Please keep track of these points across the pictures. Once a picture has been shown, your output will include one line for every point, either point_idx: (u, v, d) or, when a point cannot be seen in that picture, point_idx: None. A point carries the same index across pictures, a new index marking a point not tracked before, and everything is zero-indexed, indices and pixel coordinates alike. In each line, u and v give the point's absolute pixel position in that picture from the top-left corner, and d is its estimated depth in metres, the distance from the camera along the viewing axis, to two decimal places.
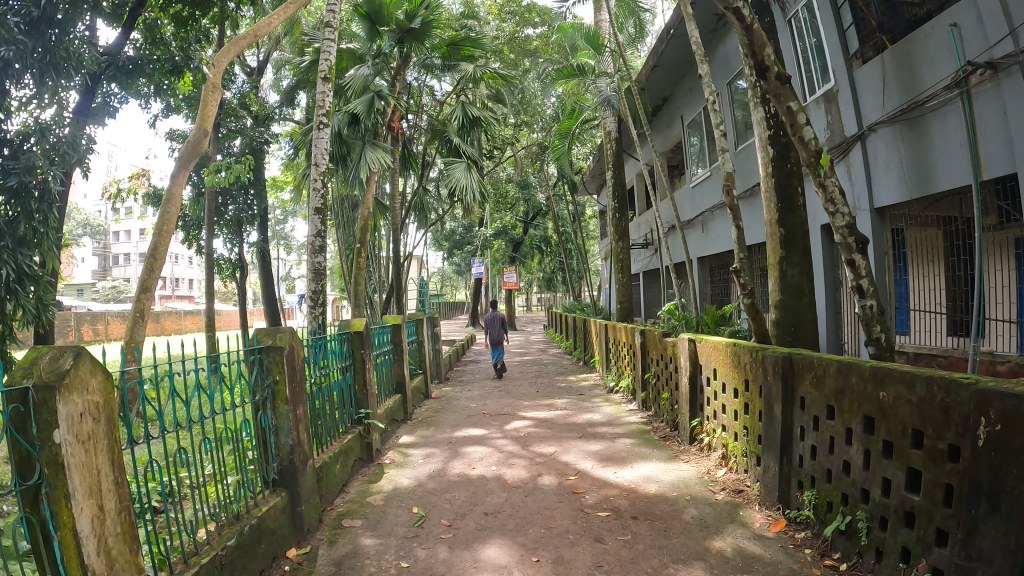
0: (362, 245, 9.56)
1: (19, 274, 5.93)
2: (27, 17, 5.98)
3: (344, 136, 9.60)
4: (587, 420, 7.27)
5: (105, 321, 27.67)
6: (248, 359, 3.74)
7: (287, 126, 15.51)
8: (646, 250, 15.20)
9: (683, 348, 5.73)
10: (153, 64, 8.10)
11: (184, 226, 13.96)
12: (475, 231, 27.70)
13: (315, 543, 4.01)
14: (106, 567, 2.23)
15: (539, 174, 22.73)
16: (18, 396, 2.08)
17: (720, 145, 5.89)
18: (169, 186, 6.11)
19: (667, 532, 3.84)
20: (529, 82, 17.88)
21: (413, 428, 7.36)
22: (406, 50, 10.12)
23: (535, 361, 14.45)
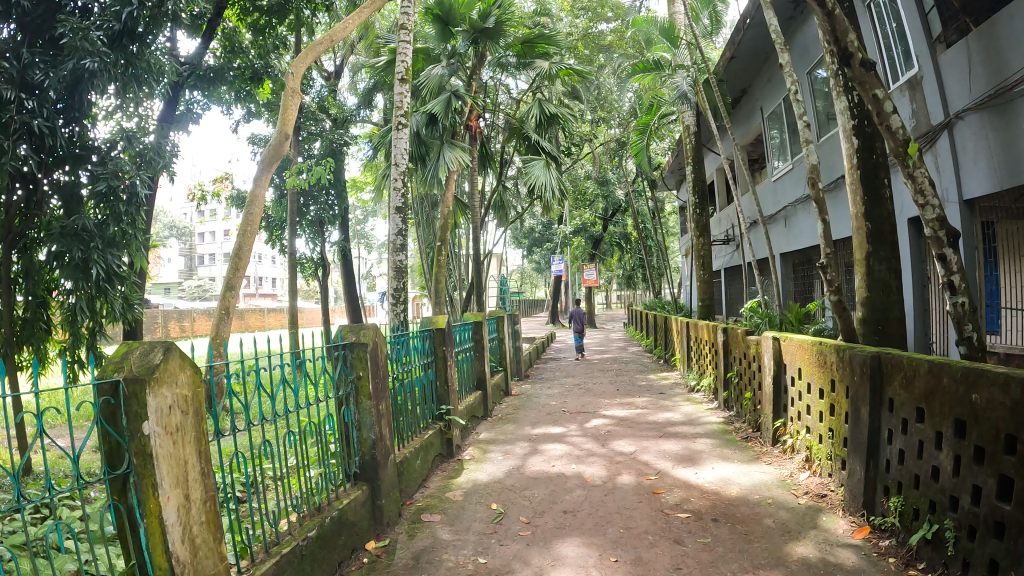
0: (442, 244, 9.68)
1: (108, 274, 6.24)
2: (109, 32, 6.02)
3: (423, 136, 9.83)
4: (666, 418, 7.15)
5: (190, 318, 29.03)
6: (332, 355, 3.86)
7: (366, 128, 15.89)
8: (728, 246, 14.83)
9: (767, 346, 5.56)
10: (234, 71, 8.47)
11: (267, 227, 14.54)
12: (553, 228, 27.65)
13: (394, 536, 4.09)
14: (190, 555, 2.33)
15: (618, 170, 22.47)
16: (109, 389, 2.18)
17: (802, 136, 5.67)
18: (252, 189, 6.34)
19: (748, 535, 3.74)
20: (604, 77, 17.74)
21: (492, 424, 7.41)
22: (481, 49, 10.23)
23: (615, 358, 14.29)
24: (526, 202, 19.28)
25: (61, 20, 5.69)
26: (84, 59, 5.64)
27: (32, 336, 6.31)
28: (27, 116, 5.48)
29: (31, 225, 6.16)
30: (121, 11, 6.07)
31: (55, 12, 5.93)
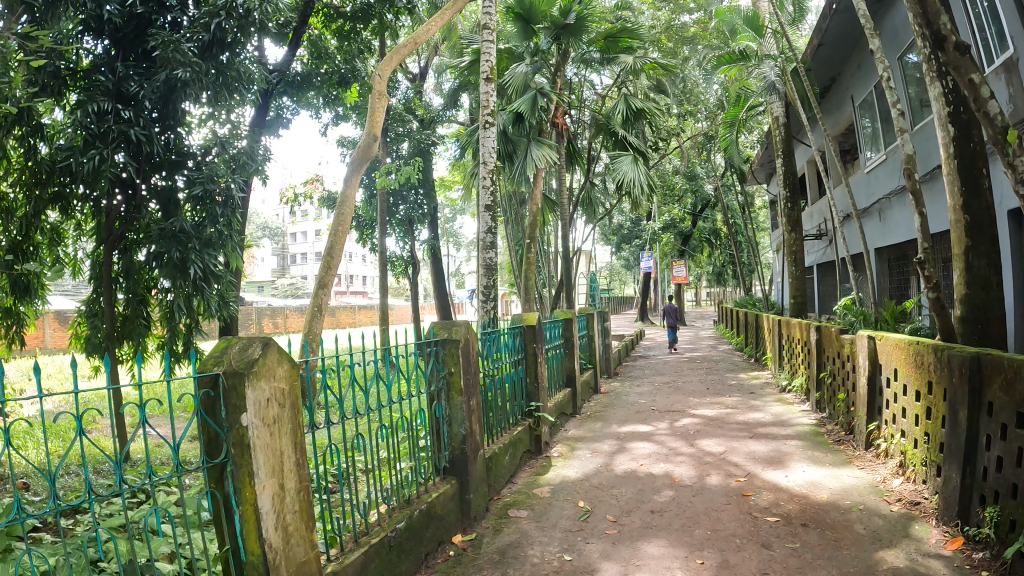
0: (531, 242, 9.70)
1: (205, 273, 6.46)
2: (199, 43, 6.26)
3: (510, 134, 9.91)
4: (756, 419, 6.95)
5: (283, 315, 30.16)
6: (425, 352, 3.96)
7: (452, 128, 16.13)
8: (820, 242, 14.27)
9: (861, 345, 5.30)
10: (321, 77, 8.81)
11: (358, 227, 14.94)
12: (642, 224, 27.27)
13: (481, 530, 4.14)
14: (283, 541, 2.43)
15: (707, 164, 21.98)
16: (210, 382, 2.31)
17: (896, 125, 5.38)
18: (343, 190, 6.54)
19: (838, 542, 3.59)
20: (689, 70, 17.40)
21: (580, 422, 7.39)
22: (564, 46, 10.20)
23: (705, 357, 13.97)
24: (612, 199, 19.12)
25: (154, 34, 5.99)
26: (177, 69, 5.91)
27: (133, 331, 6.81)
28: (124, 126, 5.78)
29: (132, 227, 6.49)
30: (211, 22, 6.31)
31: (146, 26, 6.23)
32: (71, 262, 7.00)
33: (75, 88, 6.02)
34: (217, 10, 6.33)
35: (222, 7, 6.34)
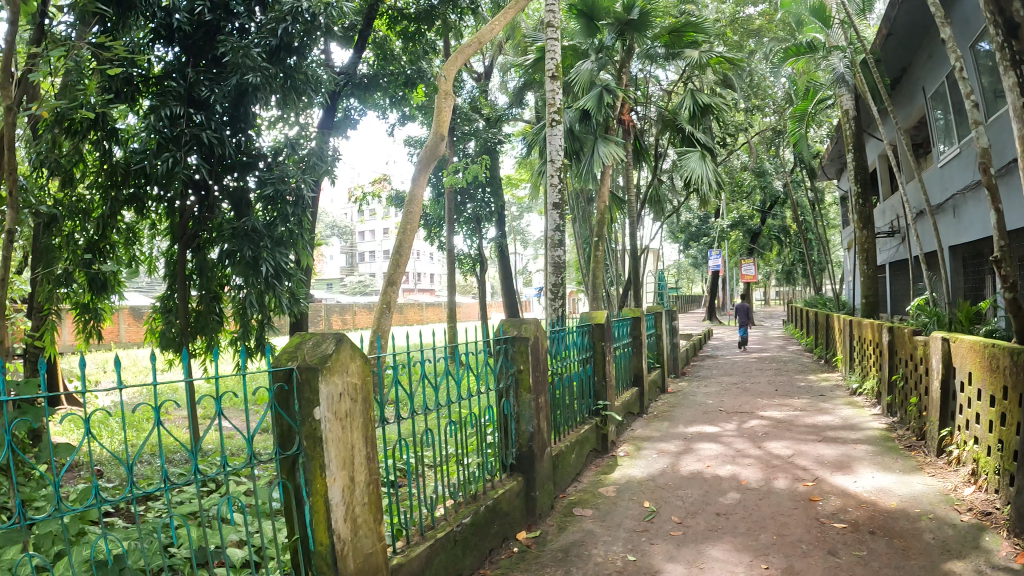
0: (598, 240, 9.62)
1: (276, 270, 6.64)
2: (267, 47, 6.43)
3: (576, 132, 9.88)
4: (825, 421, 6.74)
5: (351, 312, 30.82)
6: (495, 348, 3.97)
7: (516, 127, 16.17)
8: (893, 239, 13.73)
9: (935, 347, 5.06)
10: (387, 78, 8.79)
11: (426, 225, 15.11)
12: (710, 222, 26.78)
13: (545, 528, 4.14)
14: (351, 533, 2.49)
15: (777, 159, 21.37)
16: (284, 376, 2.38)
17: (970, 117, 5.12)
18: (411, 189, 6.64)
19: (906, 552, 3.46)
20: (756, 63, 16.98)
21: (646, 421, 7.30)
22: (629, 42, 10.12)
23: (774, 357, 13.63)
24: (680, 196, 18.81)
25: (223, 41, 6.21)
26: (248, 74, 6.11)
27: (205, 327, 7.03)
28: (196, 129, 6.04)
29: (205, 227, 6.70)
30: (277, 28, 6.47)
31: (214, 34, 6.46)
32: (147, 260, 7.27)
33: (148, 94, 6.22)
34: (284, 15, 6.48)
35: (288, 13, 6.48)
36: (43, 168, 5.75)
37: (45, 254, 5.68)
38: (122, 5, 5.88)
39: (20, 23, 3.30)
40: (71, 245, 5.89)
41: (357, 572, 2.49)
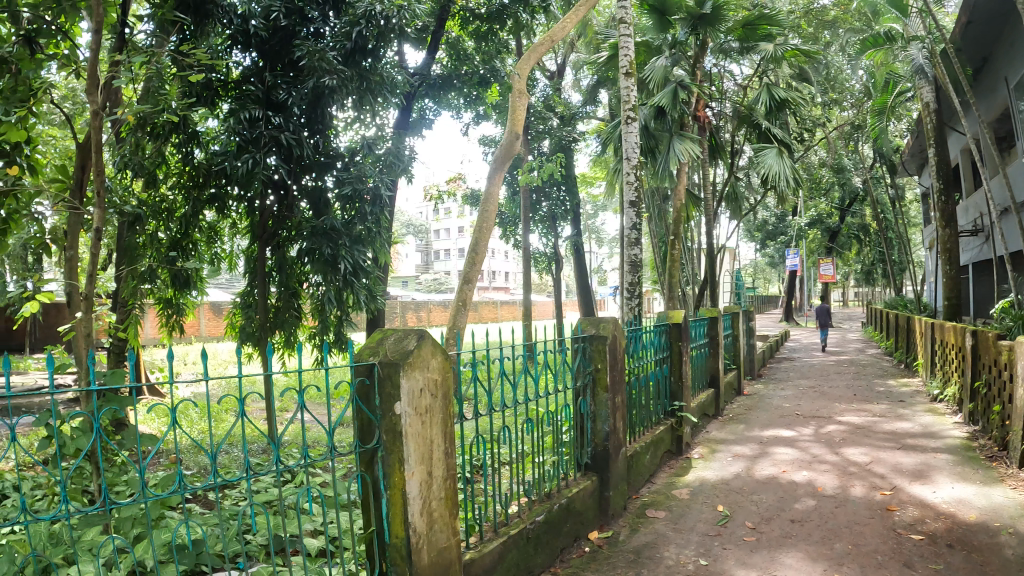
0: (675, 238, 9.83)
1: (354, 267, 6.70)
2: (342, 50, 6.47)
3: (651, 129, 10.05)
4: (904, 428, 6.60)
5: (426, 309, 31.25)
6: (573, 347, 4.08)
7: (591, 125, 16.19)
8: (978, 238, 13.31)
9: (1021, 354, 4.87)
10: (461, 78, 8.93)
11: (501, 224, 15.20)
12: (789, 221, 26.21)
13: (617, 528, 4.22)
14: (427, 526, 2.54)
15: (857, 156, 20.86)
16: (365, 370, 2.48)
17: None
18: (487, 187, 6.68)
19: (983, 567, 3.41)
20: (833, 56, 16.52)
21: (722, 424, 7.27)
22: (701, 37, 10.12)
23: (851, 361, 13.38)
24: (756, 194, 18.51)
25: (299, 45, 6.23)
26: (323, 78, 6.16)
27: (284, 322, 7.04)
28: (275, 130, 6.13)
29: (284, 225, 6.80)
30: (352, 31, 6.50)
31: (290, 38, 6.51)
32: (227, 258, 7.44)
33: (227, 97, 6.34)
34: (358, 19, 6.51)
35: (362, 16, 6.51)
36: (128, 170, 5.99)
37: (128, 251, 5.98)
38: (200, 13, 6.03)
39: (103, 35, 3.38)
40: (154, 244, 6.26)
41: (431, 566, 2.56)
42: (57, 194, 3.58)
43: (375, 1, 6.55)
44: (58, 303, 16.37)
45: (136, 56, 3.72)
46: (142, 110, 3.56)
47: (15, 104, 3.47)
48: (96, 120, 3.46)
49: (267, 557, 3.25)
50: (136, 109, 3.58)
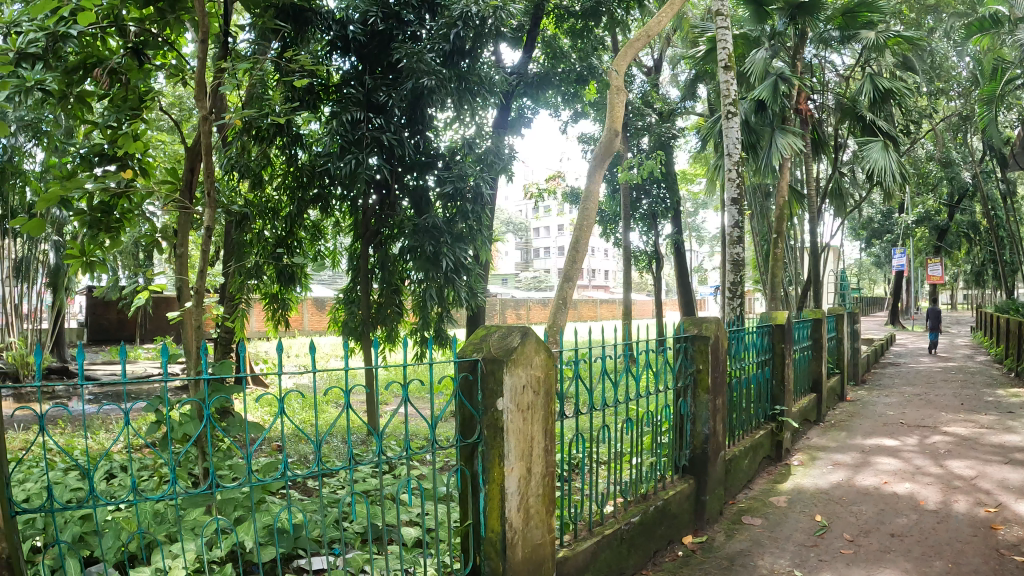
0: (779, 237, 9.59)
1: (456, 265, 6.72)
2: (441, 52, 6.56)
3: (752, 123, 9.94)
4: (1014, 441, 6.22)
5: (526, 306, 31.55)
6: (675, 347, 4.16)
7: (689, 121, 15.92)
8: None
9: None
10: (559, 75, 8.72)
11: (601, 222, 15.13)
12: (894, 217, 25.05)
13: (712, 533, 4.20)
14: (524, 521, 2.76)
15: (963, 149, 19.77)
16: (469, 366, 2.71)
17: None
18: (586, 186, 6.58)
19: None
20: (938, 42, 15.70)
21: (823, 430, 7.05)
22: (800, 26, 9.92)
23: (961, 368, 12.68)
24: (861, 191, 17.73)
25: (399, 47, 6.33)
26: (422, 78, 6.24)
27: (386, 318, 7.17)
28: (376, 131, 6.29)
29: (385, 224, 6.91)
30: (449, 33, 6.55)
31: (388, 42, 6.62)
32: (330, 255, 7.63)
33: (328, 100, 6.57)
34: (454, 20, 6.54)
35: (458, 18, 6.51)
36: (235, 172, 6.41)
37: (235, 250, 6.42)
38: (299, 21, 6.28)
39: (210, 44, 3.53)
40: (261, 242, 6.49)
41: (526, 560, 2.76)
42: (169, 195, 3.80)
43: (470, 2, 6.51)
44: (171, 296, 17.32)
45: (240, 63, 3.86)
46: (246, 115, 3.75)
47: (128, 112, 3.68)
48: (205, 123, 3.66)
49: (363, 544, 3.35)
50: (241, 114, 3.81)
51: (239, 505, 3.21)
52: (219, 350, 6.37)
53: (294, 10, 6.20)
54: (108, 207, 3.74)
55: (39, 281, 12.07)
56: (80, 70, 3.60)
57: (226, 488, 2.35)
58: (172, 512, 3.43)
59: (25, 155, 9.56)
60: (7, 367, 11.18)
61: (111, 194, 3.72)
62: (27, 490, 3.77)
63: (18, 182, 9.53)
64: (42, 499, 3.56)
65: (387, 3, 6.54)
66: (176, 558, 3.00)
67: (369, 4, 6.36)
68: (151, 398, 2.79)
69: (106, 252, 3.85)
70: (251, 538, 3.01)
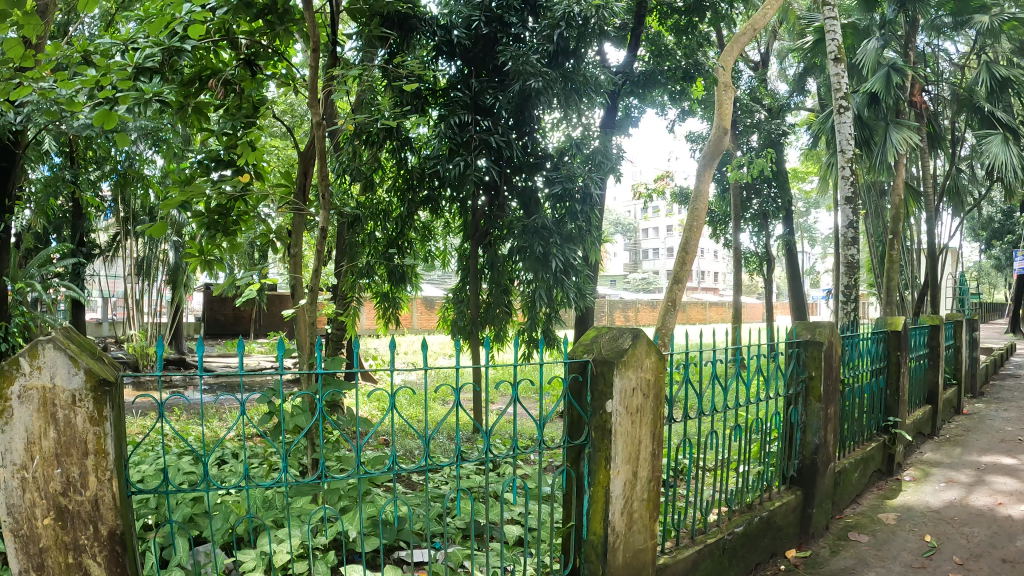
0: (894, 237, 9.13)
1: (565, 266, 6.76)
2: (546, 53, 6.59)
3: (865, 118, 9.52)
4: None
5: (635, 308, 31.30)
6: (787, 352, 4.06)
7: (800, 116, 15.41)
8: None
9: None
10: (665, 73, 8.57)
11: (711, 222, 14.83)
12: (1019, 215, 23.39)
13: (817, 548, 4.05)
14: (626, 526, 2.76)
15: None
16: (579, 368, 2.72)
17: None
18: (695, 186, 6.47)
19: None
20: None
21: (937, 444, 6.67)
22: (912, 14, 9.53)
23: None
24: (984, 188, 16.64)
25: (504, 50, 6.40)
26: (529, 80, 6.28)
27: (494, 318, 7.12)
28: (484, 134, 6.40)
29: (495, 224, 6.96)
30: (552, 34, 6.57)
31: (493, 45, 6.70)
32: (440, 256, 7.71)
33: (436, 104, 6.66)
34: (557, 21, 6.55)
35: (561, 18, 6.51)
36: (348, 176, 6.74)
37: (348, 250, 6.72)
38: (405, 28, 6.40)
39: (322, 53, 3.64)
40: (372, 242, 6.76)
41: (625, 564, 2.77)
42: (283, 197, 4.04)
43: (573, 2, 6.49)
44: (285, 293, 18.13)
45: (349, 70, 4.01)
46: (358, 119, 3.86)
47: (243, 120, 3.95)
48: (316, 129, 3.77)
49: (464, 539, 3.41)
50: (353, 119, 3.90)
51: (344, 495, 3.31)
52: (330, 346, 6.63)
53: (399, 18, 6.30)
54: (224, 210, 3.92)
55: (161, 279, 12.82)
56: (196, 83, 3.82)
57: (335, 479, 2.44)
58: (280, 498, 3.56)
59: (148, 161, 10.17)
60: (132, 359, 11.95)
61: (228, 198, 3.91)
62: (145, 470, 3.99)
63: (143, 186, 10.17)
64: (159, 480, 3.77)
65: (491, 7, 6.63)
66: (281, 543, 3.12)
67: (472, 9, 6.50)
68: (265, 391, 2.97)
69: (224, 252, 4.08)
70: (356, 528, 3.12)
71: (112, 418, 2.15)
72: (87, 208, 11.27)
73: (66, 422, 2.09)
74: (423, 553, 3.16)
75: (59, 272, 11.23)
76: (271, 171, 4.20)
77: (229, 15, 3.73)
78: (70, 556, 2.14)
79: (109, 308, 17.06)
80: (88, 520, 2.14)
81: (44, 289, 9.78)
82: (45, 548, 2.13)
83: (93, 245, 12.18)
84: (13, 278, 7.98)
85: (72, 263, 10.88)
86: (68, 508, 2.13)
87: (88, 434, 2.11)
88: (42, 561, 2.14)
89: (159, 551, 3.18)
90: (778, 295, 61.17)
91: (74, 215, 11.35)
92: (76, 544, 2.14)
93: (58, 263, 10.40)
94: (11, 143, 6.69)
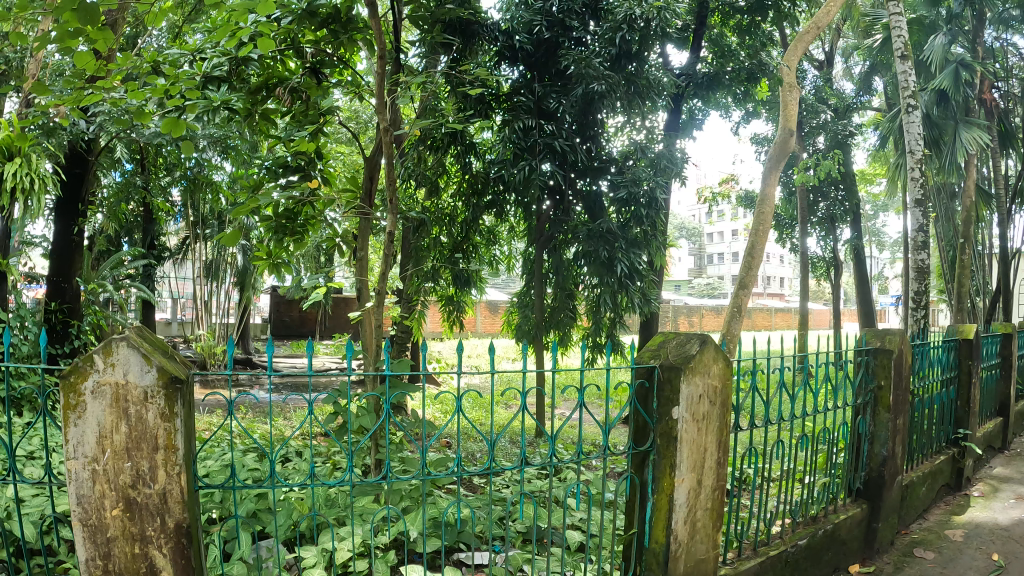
0: (965, 242, 8.77)
1: (630, 270, 6.71)
2: (608, 56, 6.58)
3: (934, 117, 9.19)
4: None
5: (700, 314, 30.87)
6: (856, 360, 3.94)
7: (868, 116, 14.97)
8: None
9: None
10: (728, 74, 8.46)
11: (777, 226, 14.52)
12: None
13: (882, 564, 3.92)
14: (688, 535, 2.73)
15: None
16: (645, 373, 2.70)
17: None
18: (761, 189, 6.34)
19: None
20: None
21: (1009, 459, 6.38)
22: (980, 8, 9.19)
23: None
24: None
25: (566, 54, 6.40)
26: (592, 84, 6.27)
27: (559, 322, 7.12)
28: (549, 138, 6.42)
29: (559, 228, 6.95)
30: (614, 37, 6.54)
31: (555, 49, 6.70)
32: (504, 260, 7.74)
33: (499, 109, 6.73)
34: (619, 25, 6.51)
35: (623, 21, 6.47)
36: (413, 180, 6.80)
37: (414, 254, 6.91)
38: (467, 33, 6.41)
39: (385, 60, 3.70)
40: (437, 246, 6.88)
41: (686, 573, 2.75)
42: (349, 201, 4.12)
43: (634, 4, 6.39)
44: (350, 297, 18.50)
45: (413, 78, 4.04)
46: (421, 125, 3.91)
47: (309, 126, 4.02)
48: (383, 135, 3.85)
49: (524, 543, 3.42)
50: (418, 124, 3.95)
51: (405, 496, 3.36)
52: (394, 348, 6.75)
53: (461, 24, 6.32)
54: (292, 214, 4.01)
55: (229, 281, 13.22)
56: (263, 90, 3.91)
57: (397, 481, 2.48)
58: (342, 497, 3.62)
59: (216, 167, 10.50)
60: (201, 357, 12.36)
61: (295, 202, 3.99)
62: (212, 466, 4.11)
63: (211, 191, 10.51)
64: (225, 476, 3.89)
65: (552, 12, 6.61)
66: (343, 541, 3.18)
67: (533, 14, 6.55)
68: (331, 391, 3.03)
69: (291, 255, 4.19)
70: (416, 530, 3.17)
71: (183, 414, 2.21)
72: (158, 213, 11.68)
73: (138, 417, 2.18)
74: (482, 556, 3.19)
75: (130, 273, 11.64)
76: (338, 176, 4.31)
77: (296, 25, 3.80)
78: (136, 546, 2.23)
79: (179, 308, 17.60)
80: (155, 512, 2.21)
81: (117, 290, 10.17)
82: (113, 538, 2.22)
83: (163, 248, 12.65)
84: (87, 279, 8.30)
85: (144, 265, 11.28)
86: (136, 500, 2.21)
87: (159, 430, 2.18)
88: (110, 550, 2.23)
89: (224, 544, 3.28)
90: (847, 301, 59.34)
91: (145, 219, 11.78)
92: (142, 535, 2.22)
93: (129, 265, 10.77)
94: (84, 150, 6.99)
